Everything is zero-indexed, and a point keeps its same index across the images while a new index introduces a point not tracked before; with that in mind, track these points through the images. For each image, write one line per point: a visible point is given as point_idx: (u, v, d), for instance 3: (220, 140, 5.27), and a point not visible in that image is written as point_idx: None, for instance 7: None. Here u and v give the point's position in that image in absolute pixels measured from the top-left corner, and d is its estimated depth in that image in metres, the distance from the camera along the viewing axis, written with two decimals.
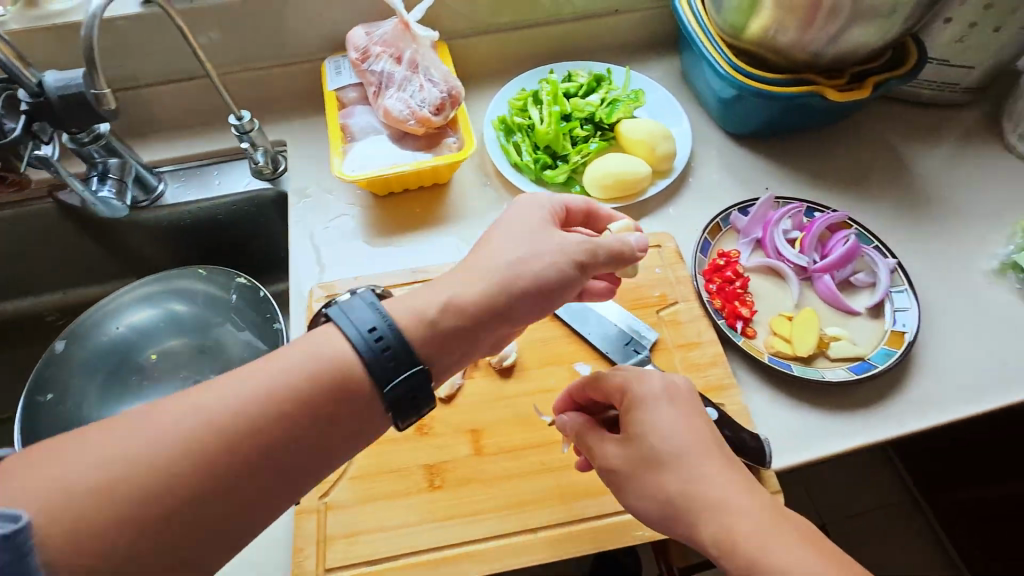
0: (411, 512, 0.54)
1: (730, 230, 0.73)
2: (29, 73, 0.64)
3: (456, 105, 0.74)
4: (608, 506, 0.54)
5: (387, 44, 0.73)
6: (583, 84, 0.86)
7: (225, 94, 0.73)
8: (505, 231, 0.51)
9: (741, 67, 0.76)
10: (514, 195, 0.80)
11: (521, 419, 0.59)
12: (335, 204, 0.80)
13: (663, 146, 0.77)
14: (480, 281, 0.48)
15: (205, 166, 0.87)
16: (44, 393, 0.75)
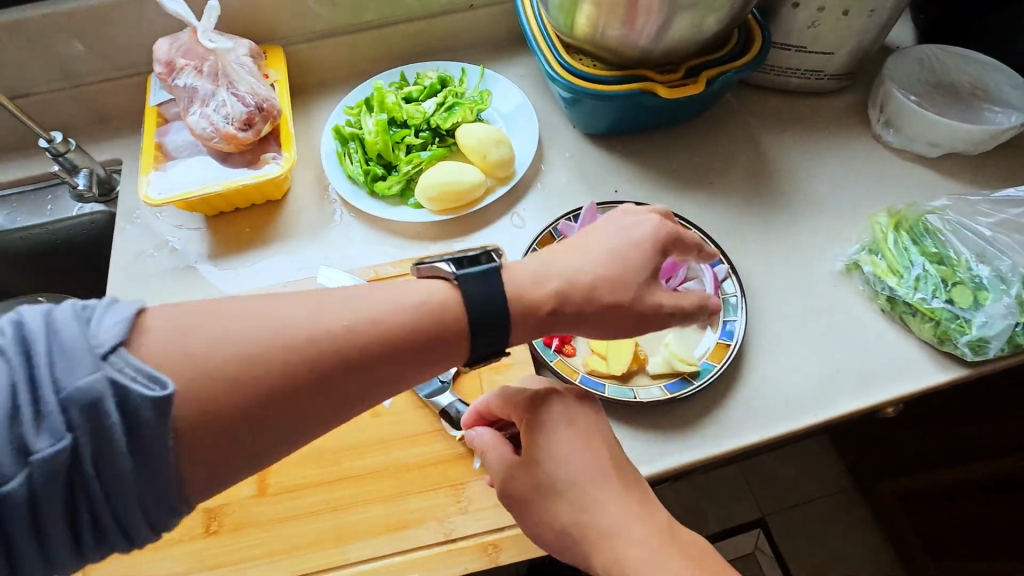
0: (180, 560, 0.52)
1: (563, 240, 0.70)
2: None
3: (271, 120, 0.70)
4: (382, 547, 0.51)
5: (190, 56, 0.69)
6: (427, 86, 0.81)
7: (21, 117, 0.69)
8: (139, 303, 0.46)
9: (575, 67, 0.72)
10: (351, 208, 0.77)
11: (310, 455, 0.56)
12: (163, 225, 0.77)
13: (496, 153, 0.73)
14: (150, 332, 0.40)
15: (35, 191, 0.81)
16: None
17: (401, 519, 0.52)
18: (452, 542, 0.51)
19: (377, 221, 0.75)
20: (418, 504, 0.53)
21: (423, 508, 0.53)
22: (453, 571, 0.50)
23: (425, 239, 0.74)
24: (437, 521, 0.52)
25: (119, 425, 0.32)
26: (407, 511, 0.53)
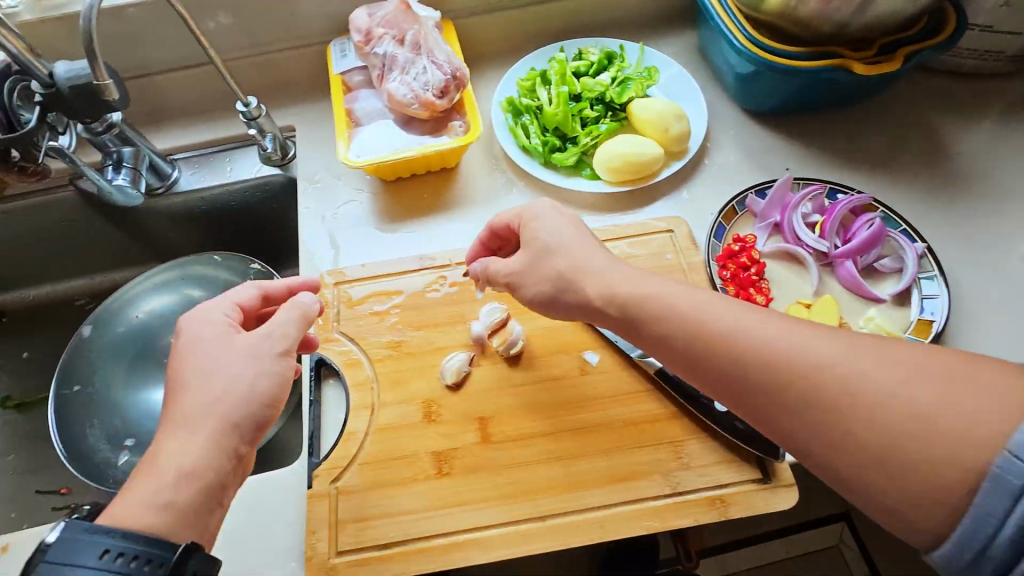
0: (419, 498, 0.55)
1: (747, 214, 0.70)
2: (39, 65, 0.65)
3: (462, 88, 0.72)
4: (614, 496, 0.54)
5: (390, 25, 0.72)
6: (594, 61, 0.82)
7: (230, 81, 0.72)
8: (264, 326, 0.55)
9: (759, 40, 0.72)
10: (523, 178, 0.79)
11: (528, 408, 0.59)
12: (343, 188, 0.80)
13: (676, 127, 0.74)
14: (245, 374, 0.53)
15: (219, 152, 0.87)
16: (73, 386, 0.80)
17: (628, 472, 0.55)
18: (678, 496, 0.54)
19: (551, 190, 0.77)
20: (642, 458, 0.56)
21: (647, 462, 0.56)
22: (684, 522, 0.53)
23: (600, 209, 0.76)
24: (663, 475, 0.55)
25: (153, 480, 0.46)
26: (632, 465, 0.56)
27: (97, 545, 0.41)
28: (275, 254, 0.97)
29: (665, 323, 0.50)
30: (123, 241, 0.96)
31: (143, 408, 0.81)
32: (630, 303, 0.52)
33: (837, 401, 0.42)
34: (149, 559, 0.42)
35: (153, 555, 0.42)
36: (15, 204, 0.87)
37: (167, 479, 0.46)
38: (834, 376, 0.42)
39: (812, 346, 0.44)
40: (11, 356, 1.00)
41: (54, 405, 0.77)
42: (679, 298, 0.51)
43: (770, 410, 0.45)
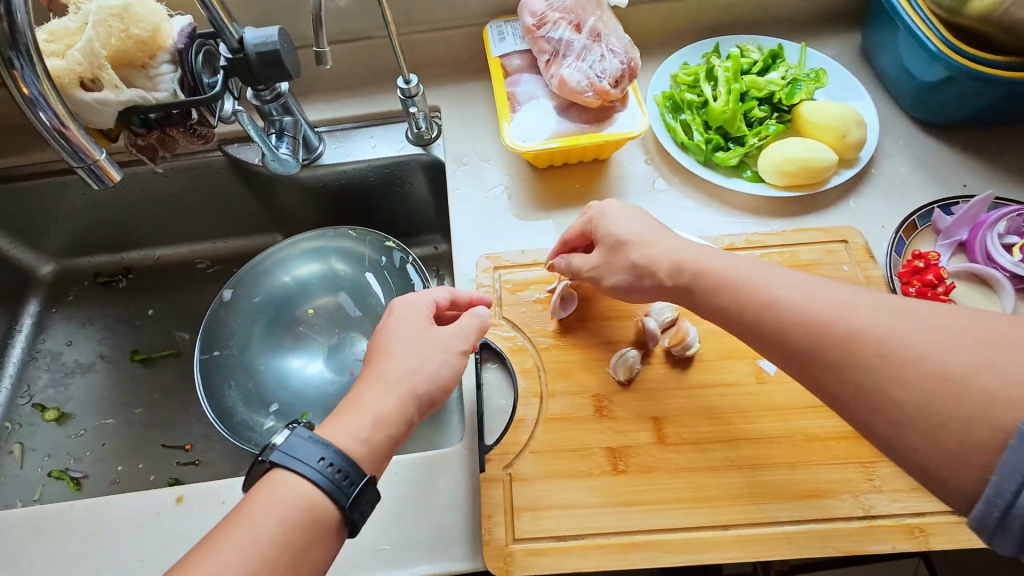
0: (595, 493, 0.54)
1: (928, 230, 0.67)
2: (232, 31, 0.65)
3: (633, 78, 0.71)
4: (803, 512, 0.52)
5: (568, 11, 0.71)
6: (758, 60, 0.80)
7: (401, 57, 0.72)
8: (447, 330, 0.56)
9: (956, 45, 0.67)
10: (678, 175, 0.77)
11: (704, 412, 0.57)
12: (491, 172, 0.79)
13: (855, 133, 0.71)
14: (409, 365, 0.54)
15: (360, 128, 0.88)
16: (214, 352, 0.81)
17: (816, 488, 0.53)
18: (872, 519, 0.51)
19: (708, 190, 0.75)
20: (831, 476, 0.53)
21: (836, 480, 0.53)
22: (880, 547, 0.50)
23: (761, 213, 0.73)
24: (854, 495, 0.52)
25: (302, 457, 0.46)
26: (820, 481, 0.53)
27: (317, 452, 0.45)
28: (399, 234, 0.97)
29: (787, 322, 0.45)
30: (254, 209, 0.98)
31: (279, 374, 0.82)
32: (756, 305, 0.48)
33: (991, 420, 0.35)
34: (350, 478, 0.45)
35: (352, 476, 0.45)
36: (166, 165, 0.89)
37: (366, 421, 0.49)
38: (996, 398, 0.35)
39: (981, 356, 0.37)
40: (138, 313, 1.00)
41: (200, 369, 0.78)
42: (799, 295, 0.46)
43: (876, 420, 0.40)
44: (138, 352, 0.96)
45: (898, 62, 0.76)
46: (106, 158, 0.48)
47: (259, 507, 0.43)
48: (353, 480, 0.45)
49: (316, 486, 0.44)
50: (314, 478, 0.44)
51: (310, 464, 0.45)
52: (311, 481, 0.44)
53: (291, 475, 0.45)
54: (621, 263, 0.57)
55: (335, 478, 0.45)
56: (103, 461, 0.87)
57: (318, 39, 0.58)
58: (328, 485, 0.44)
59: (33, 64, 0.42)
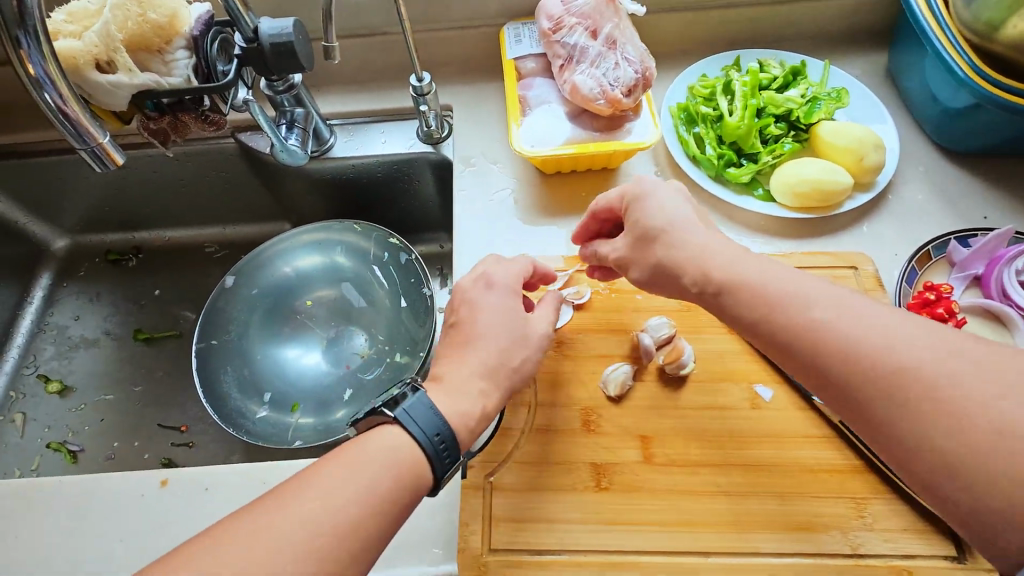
0: (576, 508, 0.53)
1: (943, 261, 0.65)
2: (248, 20, 0.65)
3: (647, 88, 0.69)
4: (789, 545, 0.50)
5: (584, 16, 0.70)
6: (779, 76, 0.78)
7: (414, 55, 0.72)
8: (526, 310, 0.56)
9: (984, 71, 0.65)
10: (687, 189, 0.75)
11: (695, 434, 0.56)
12: (498, 175, 0.79)
13: (873, 156, 0.69)
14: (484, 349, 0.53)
15: (372, 123, 0.88)
16: (212, 339, 0.81)
17: (804, 521, 0.51)
18: (859, 557, 0.50)
19: (717, 206, 0.74)
20: (821, 510, 0.52)
21: (826, 514, 0.52)
22: None
23: (770, 233, 0.71)
24: (843, 531, 0.51)
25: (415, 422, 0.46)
26: (809, 514, 0.52)
27: (432, 421, 0.46)
28: (405, 230, 0.97)
29: (822, 350, 0.43)
30: (264, 196, 0.98)
31: (275, 364, 0.82)
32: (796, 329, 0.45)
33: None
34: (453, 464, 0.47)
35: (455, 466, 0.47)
36: (180, 149, 0.90)
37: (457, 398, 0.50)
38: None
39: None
40: (145, 292, 1.01)
41: (197, 355, 0.79)
42: (844, 323, 0.43)
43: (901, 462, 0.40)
44: (142, 331, 0.97)
45: (924, 86, 0.74)
46: (108, 141, 0.49)
47: (364, 457, 0.44)
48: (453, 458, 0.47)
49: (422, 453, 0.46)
50: (421, 441, 0.46)
51: (422, 430, 0.46)
52: (417, 442, 0.46)
53: (399, 433, 0.46)
54: (647, 260, 0.54)
55: (439, 452, 0.46)
56: (101, 436, 0.89)
57: (328, 35, 0.58)
58: (429, 450, 0.46)
59: (38, 44, 0.43)
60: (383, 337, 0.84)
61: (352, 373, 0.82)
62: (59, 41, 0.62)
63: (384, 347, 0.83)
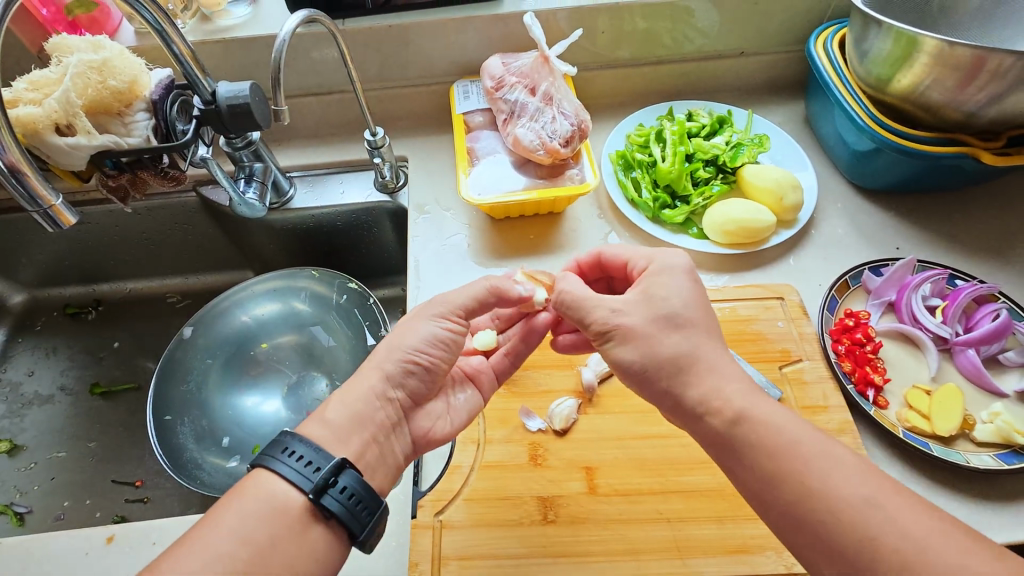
0: (523, 543, 0.54)
1: (860, 289, 0.70)
2: (206, 84, 0.69)
3: (584, 138, 0.75)
4: (726, 567, 0.52)
5: (523, 75, 0.76)
6: (706, 124, 0.85)
7: (366, 111, 0.76)
8: (438, 303, 0.58)
9: (882, 120, 0.73)
10: (628, 229, 0.80)
11: (636, 463, 0.58)
12: (452, 221, 0.83)
13: (791, 197, 0.75)
14: (408, 359, 0.55)
15: (331, 174, 0.92)
16: (166, 412, 0.79)
17: (740, 543, 0.53)
18: None
19: (655, 244, 0.78)
20: (755, 531, 0.54)
21: (760, 535, 0.54)
22: None
23: (705, 269, 0.76)
24: (777, 551, 0.53)
25: (280, 459, 0.47)
26: (745, 536, 0.54)
27: (294, 448, 0.48)
28: (366, 275, 1.00)
29: None
30: (226, 246, 1.01)
31: (236, 420, 0.81)
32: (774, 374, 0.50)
33: None
34: (365, 504, 0.47)
35: (363, 500, 0.47)
36: (143, 204, 0.93)
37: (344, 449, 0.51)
38: None
39: None
40: (103, 345, 1.01)
41: (151, 425, 0.76)
42: None
43: None
44: (99, 385, 0.96)
45: (835, 131, 0.82)
46: (61, 202, 0.53)
47: (249, 496, 0.46)
48: (335, 479, 0.47)
49: (301, 493, 0.46)
50: (295, 480, 0.46)
51: (290, 464, 0.47)
52: (293, 482, 0.46)
53: (275, 477, 0.47)
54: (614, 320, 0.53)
55: (321, 482, 0.46)
56: (50, 496, 0.86)
57: (278, 98, 0.65)
58: (304, 482, 0.46)
59: None
60: (343, 379, 0.85)
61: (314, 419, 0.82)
62: (19, 107, 0.65)
63: None
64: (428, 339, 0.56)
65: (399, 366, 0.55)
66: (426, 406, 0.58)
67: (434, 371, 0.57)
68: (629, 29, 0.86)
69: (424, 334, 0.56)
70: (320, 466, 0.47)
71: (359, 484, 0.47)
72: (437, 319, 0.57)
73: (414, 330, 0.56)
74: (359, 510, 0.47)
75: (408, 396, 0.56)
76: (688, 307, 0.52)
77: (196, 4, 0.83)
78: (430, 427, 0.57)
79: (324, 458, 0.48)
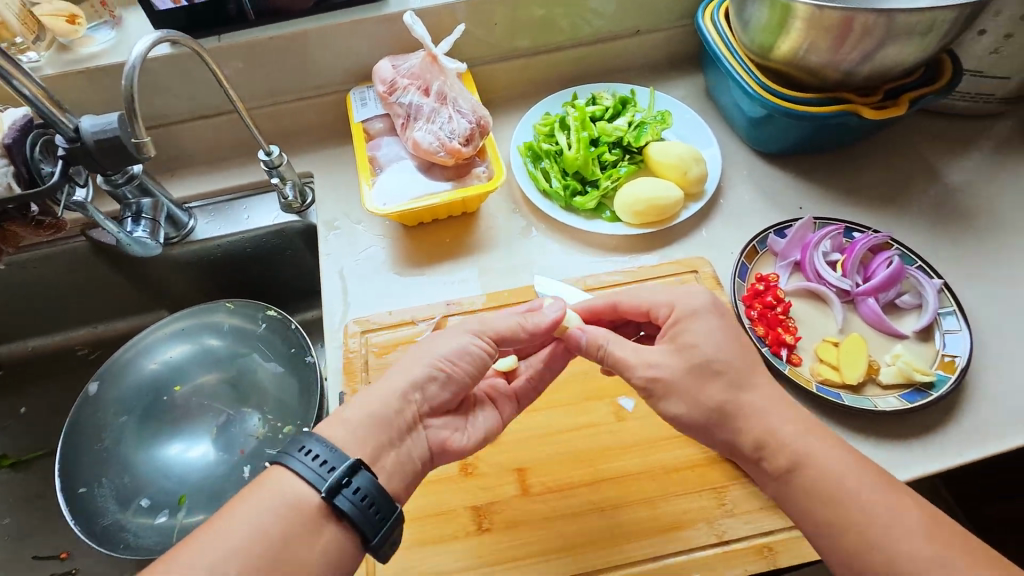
0: (460, 557, 0.53)
1: (768, 253, 0.72)
2: (65, 120, 0.63)
3: (485, 135, 0.74)
4: (662, 546, 0.53)
5: (414, 76, 0.74)
6: (609, 107, 0.85)
7: (255, 131, 0.72)
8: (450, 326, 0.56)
9: (771, 87, 0.75)
10: (544, 221, 0.80)
11: (568, 456, 0.58)
12: (364, 234, 0.80)
13: (694, 169, 0.76)
14: (426, 382, 0.52)
15: (232, 200, 0.87)
16: (79, 483, 0.73)
17: (673, 521, 0.54)
18: (725, 544, 0.53)
19: (571, 232, 0.78)
20: (686, 506, 0.55)
21: (691, 509, 0.55)
22: (735, 572, 0.52)
23: (622, 252, 0.76)
24: (708, 523, 0.54)
25: (295, 453, 0.45)
26: (677, 513, 0.55)
27: (317, 446, 0.45)
28: (288, 299, 0.96)
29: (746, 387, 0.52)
30: (131, 288, 0.94)
31: (160, 473, 0.76)
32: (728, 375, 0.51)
33: None
34: (377, 507, 0.45)
35: (377, 503, 0.45)
36: (27, 255, 0.85)
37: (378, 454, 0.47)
38: None
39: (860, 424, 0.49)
40: (8, 412, 0.93)
41: (62, 496, 0.71)
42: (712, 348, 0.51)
43: None
44: (7, 457, 0.88)
45: (732, 100, 0.84)
46: None
47: (265, 492, 0.44)
48: (350, 479, 0.44)
49: (321, 495, 0.44)
50: (310, 476, 0.44)
51: (319, 466, 0.44)
52: (309, 479, 0.44)
53: (287, 472, 0.44)
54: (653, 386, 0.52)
55: (335, 481, 0.44)
56: None
57: (138, 132, 0.62)
58: (316, 479, 0.44)
59: None
60: (272, 410, 0.81)
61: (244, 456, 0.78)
62: None
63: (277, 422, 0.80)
64: (460, 353, 0.54)
65: (411, 381, 0.52)
66: (438, 418, 0.54)
67: (463, 383, 0.54)
68: (522, 19, 0.85)
69: (427, 364, 0.53)
70: (352, 467, 0.45)
71: (369, 484, 0.45)
72: (435, 347, 0.54)
73: (460, 347, 0.54)
74: (374, 514, 0.44)
75: (430, 405, 0.53)
76: (735, 358, 0.51)
77: (51, 33, 0.76)
78: (448, 436, 0.53)
79: (340, 457, 0.45)
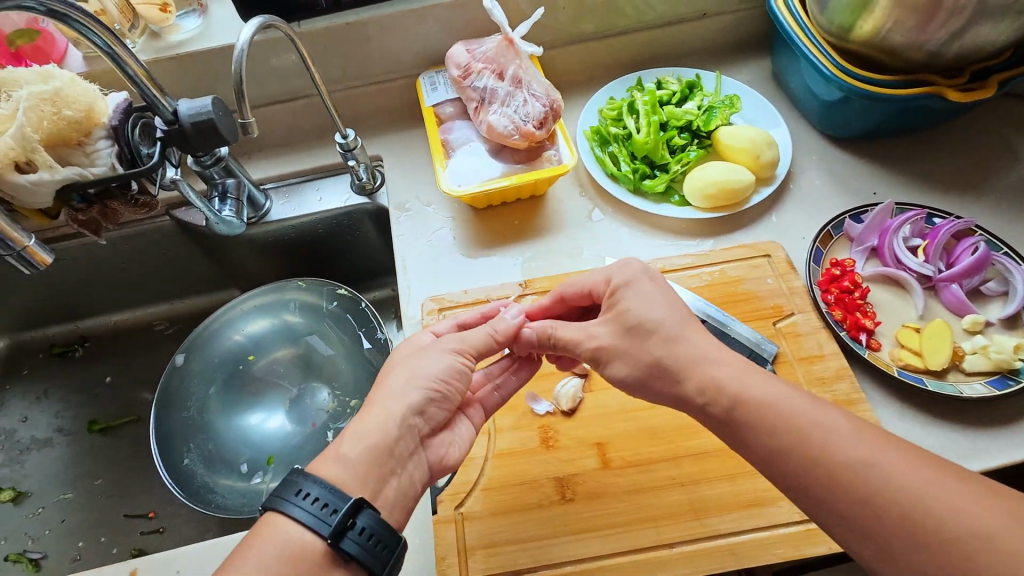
0: (543, 524, 0.56)
1: (843, 238, 0.71)
2: (166, 104, 0.67)
3: (558, 118, 0.75)
4: (744, 521, 0.54)
5: (488, 61, 0.75)
6: (676, 91, 0.85)
7: (335, 114, 0.75)
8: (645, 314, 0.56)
9: (848, 68, 0.73)
10: (612, 205, 0.80)
11: (646, 433, 0.60)
12: (435, 217, 0.82)
13: (767, 154, 0.76)
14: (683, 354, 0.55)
15: (307, 182, 0.90)
16: (176, 451, 0.78)
17: (754, 498, 0.55)
18: (808, 522, 0.54)
19: (640, 216, 0.79)
20: (766, 484, 0.56)
21: (771, 488, 0.56)
22: (819, 549, 0.53)
23: (690, 235, 0.77)
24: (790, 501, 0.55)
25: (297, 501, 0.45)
26: (757, 491, 0.56)
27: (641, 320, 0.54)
28: (355, 279, 0.99)
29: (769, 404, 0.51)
30: (207, 265, 0.98)
31: (244, 440, 0.81)
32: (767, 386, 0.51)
33: None
34: (382, 541, 0.45)
35: (357, 523, 0.45)
36: (118, 232, 0.89)
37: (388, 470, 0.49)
38: None
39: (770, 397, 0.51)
40: (96, 381, 0.98)
41: (159, 455, 0.76)
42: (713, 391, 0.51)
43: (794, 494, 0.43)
44: (97, 422, 0.94)
45: (806, 86, 0.82)
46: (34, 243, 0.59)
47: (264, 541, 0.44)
48: (353, 520, 0.45)
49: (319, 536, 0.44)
50: (307, 521, 0.44)
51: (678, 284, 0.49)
52: (307, 525, 0.44)
53: (284, 518, 0.44)
54: None
55: (333, 521, 0.44)
56: (63, 540, 0.85)
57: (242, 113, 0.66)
58: (317, 523, 0.44)
59: None
60: (345, 389, 0.84)
61: (318, 428, 0.82)
62: None
63: (348, 396, 0.83)
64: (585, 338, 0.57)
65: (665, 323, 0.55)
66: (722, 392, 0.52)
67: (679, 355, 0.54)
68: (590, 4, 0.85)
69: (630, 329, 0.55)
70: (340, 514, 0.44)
71: (369, 519, 0.45)
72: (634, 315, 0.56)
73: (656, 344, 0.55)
74: (380, 550, 0.45)
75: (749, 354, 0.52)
76: None
77: (144, 21, 0.81)
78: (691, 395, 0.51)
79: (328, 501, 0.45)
